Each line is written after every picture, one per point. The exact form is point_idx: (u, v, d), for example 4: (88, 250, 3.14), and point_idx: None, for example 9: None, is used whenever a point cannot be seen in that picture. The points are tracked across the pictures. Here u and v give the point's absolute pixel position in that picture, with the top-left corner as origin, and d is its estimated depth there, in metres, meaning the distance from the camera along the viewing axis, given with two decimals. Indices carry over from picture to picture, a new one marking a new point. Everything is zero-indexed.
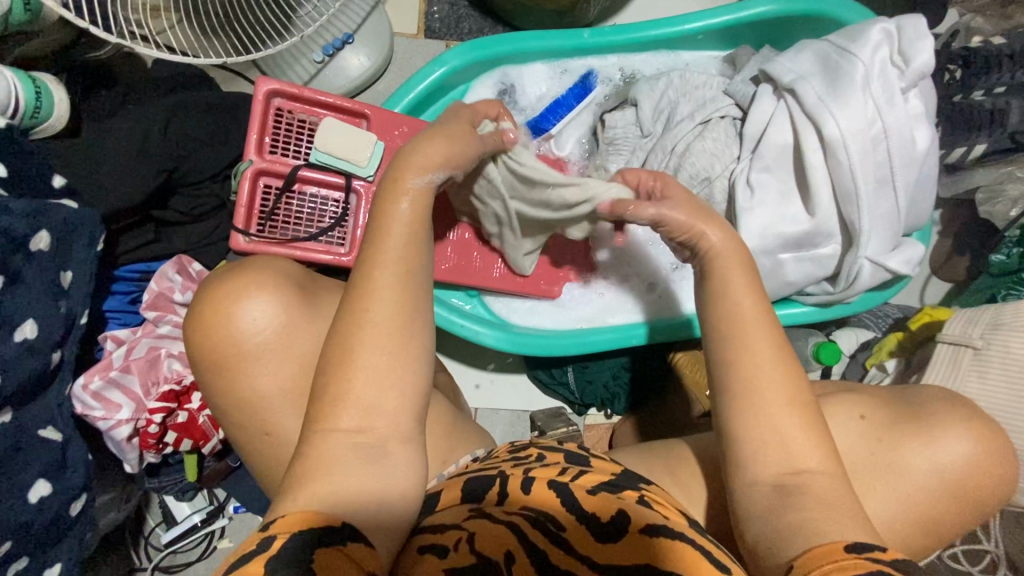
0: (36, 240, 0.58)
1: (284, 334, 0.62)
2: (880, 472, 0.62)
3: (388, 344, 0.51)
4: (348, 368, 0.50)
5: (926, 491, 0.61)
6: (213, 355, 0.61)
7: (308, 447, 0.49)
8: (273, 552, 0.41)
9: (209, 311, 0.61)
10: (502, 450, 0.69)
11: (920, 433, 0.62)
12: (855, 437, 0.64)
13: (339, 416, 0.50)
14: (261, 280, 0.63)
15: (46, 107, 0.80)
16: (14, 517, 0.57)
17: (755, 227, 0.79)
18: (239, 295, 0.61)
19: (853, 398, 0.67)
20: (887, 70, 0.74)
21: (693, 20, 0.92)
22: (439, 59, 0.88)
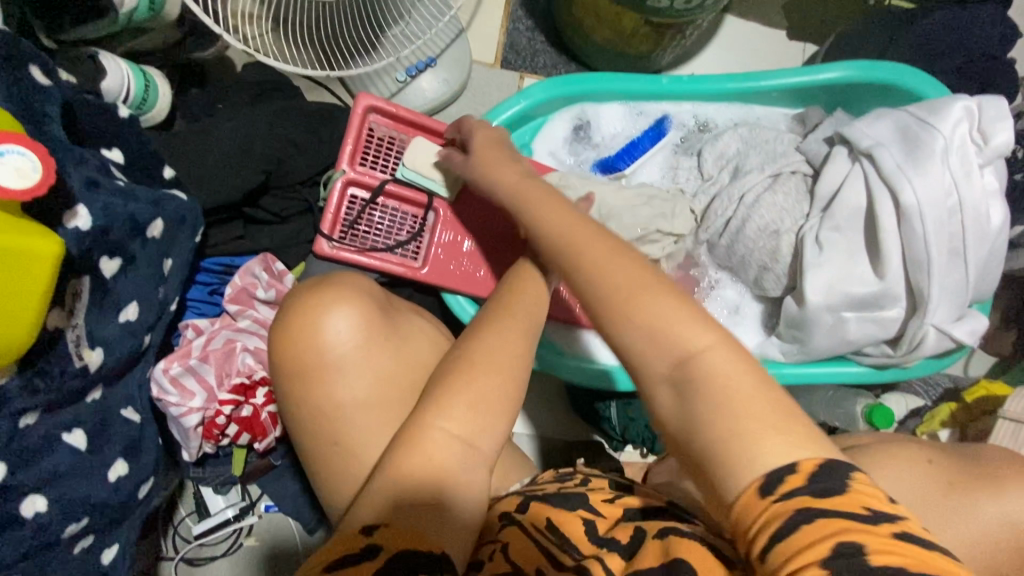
0: (152, 227, 0.59)
1: (366, 348, 0.63)
2: (952, 517, 0.62)
3: (508, 369, 0.57)
4: (469, 374, 0.55)
5: (996, 544, 0.61)
6: (303, 358, 0.62)
7: (413, 437, 0.52)
8: (381, 562, 0.42)
9: (300, 315, 0.63)
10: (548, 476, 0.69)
11: (992, 484, 0.63)
12: (924, 478, 0.65)
13: (452, 417, 0.53)
14: (346, 294, 0.64)
15: (151, 100, 0.85)
16: (95, 494, 0.57)
17: (820, 283, 0.81)
18: (328, 307, 0.63)
19: (918, 445, 0.68)
20: (966, 146, 0.76)
21: (772, 77, 0.95)
22: (525, 92, 0.91)
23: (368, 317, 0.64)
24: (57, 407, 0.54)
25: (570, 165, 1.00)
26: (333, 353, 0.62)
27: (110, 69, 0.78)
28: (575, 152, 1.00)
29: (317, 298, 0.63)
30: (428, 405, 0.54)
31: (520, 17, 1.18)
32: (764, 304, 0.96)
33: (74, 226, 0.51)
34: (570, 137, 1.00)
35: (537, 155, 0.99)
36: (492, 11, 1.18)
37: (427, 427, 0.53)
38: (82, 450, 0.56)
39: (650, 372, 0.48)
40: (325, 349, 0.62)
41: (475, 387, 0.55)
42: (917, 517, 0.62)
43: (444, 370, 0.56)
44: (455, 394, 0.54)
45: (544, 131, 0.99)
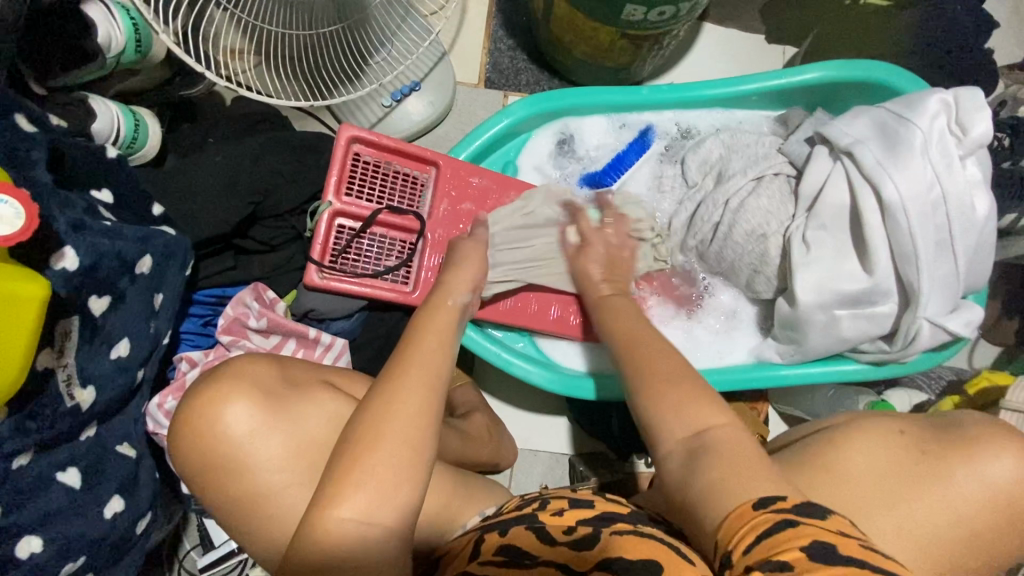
0: (140, 263, 0.60)
1: (261, 438, 0.60)
2: (927, 483, 0.61)
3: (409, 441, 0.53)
4: (361, 455, 0.52)
5: (974, 508, 0.60)
6: (205, 457, 0.60)
7: (312, 525, 0.51)
8: None
9: (191, 417, 0.60)
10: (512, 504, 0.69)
11: (963, 449, 0.62)
12: (895, 451, 0.64)
13: (344, 504, 0.51)
14: (232, 386, 0.61)
15: (142, 138, 0.87)
16: (91, 531, 0.57)
17: (809, 282, 0.81)
18: (217, 403, 0.60)
19: (888, 418, 0.67)
20: (944, 138, 0.76)
21: (750, 81, 0.96)
22: (506, 110, 0.93)
23: (265, 406, 0.61)
24: (51, 446, 0.55)
25: (556, 180, 1.00)
26: (229, 447, 0.60)
27: (99, 112, 0.80)
28: (560, 165, 1.00)
29: (213, 390, 0.60)
30: (328, 489, 0.52)
31: (501, 38, 1.20)
32: (757, 306, 0.96)
33: (60, 267, 0.52)
34: (555, 152, 1.00)
35: (522, 172, 1.00)
36: (473, 33, 1.20)
37: (325, 516, 0.51)
38: (76, 488, 0.56)
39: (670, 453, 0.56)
40: (223, 442, 0.60)
41: (371, 467, 0.52)
42: (888, 490, 0.62)
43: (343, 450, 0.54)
44: (345, 479, 0.51)
45: (529, 148, 1.00)
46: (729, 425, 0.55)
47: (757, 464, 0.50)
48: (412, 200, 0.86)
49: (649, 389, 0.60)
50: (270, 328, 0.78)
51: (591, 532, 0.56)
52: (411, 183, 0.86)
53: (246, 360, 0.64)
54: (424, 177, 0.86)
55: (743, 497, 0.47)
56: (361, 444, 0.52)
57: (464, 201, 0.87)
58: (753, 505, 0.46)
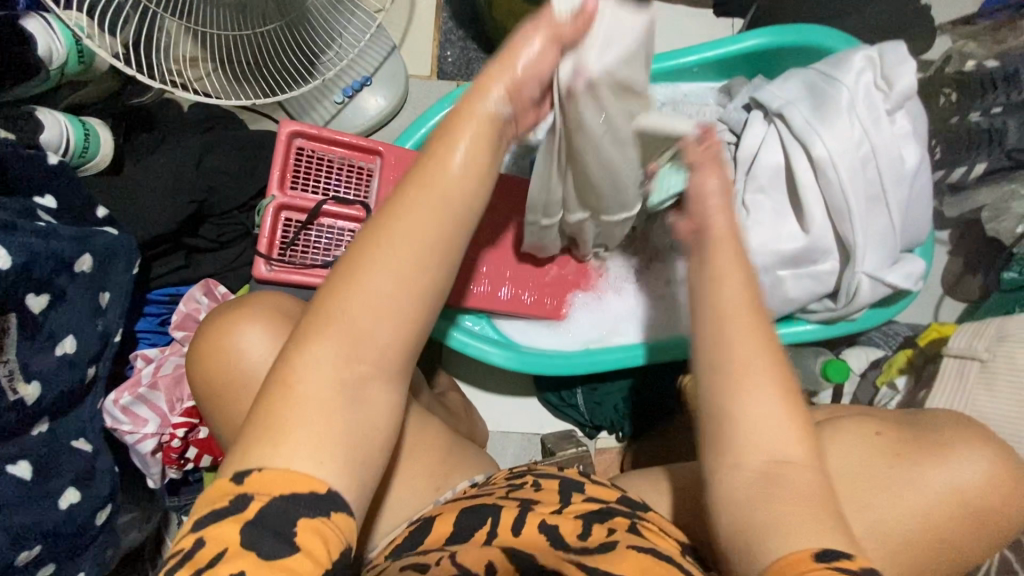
0: (80, 262, 0.62)
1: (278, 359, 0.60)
2: (901, 486, 0.63)
3: (404, 257, 0.43)
4: None
5: (940, 502, 0.62)
6: (221, 372, 0.61)
7: None
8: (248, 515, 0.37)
9: (210, 338, 0.62)
10: (501, 476, 0.67)
11: (936, 445, 0.64)
12: (875, 450, 0.65)
13: (316, 348, 0.41)
14: (255, 313, 0.62)
15: (93, 145, 0.89)
16: (45, 521, 0.60)
17: (750, 245, 0.82)
18: (238, 325, 0.61)
19: (866, 418, 0.68)
20: (871, 93, 0.77)
21: (689, 54, 0.98)
22: (449, 97, 0.94)
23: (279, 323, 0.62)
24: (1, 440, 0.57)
25: None
26: (243, 365, 0.60)
27: (48, 122, 0.82)
28: None
29: (228, 316, 0.62)
30: None
31: (451, 29, 1.22)
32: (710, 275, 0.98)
33: None
34: None
35: None
36: (423, 26, 1.21)
37: None
38: (26, 480, 0.59)
39: (737, 466, 0.47)
40: (240, 360, 0.61)
41: (362, 294, 0.42)
42: (862, 488, 0.63)
43: None
44: (327, 318, 0.42)
45: None
46: (809, 468, 0.46)
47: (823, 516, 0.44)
48: (359, 190, 0.87)
49: (731, 374, 0.47)
50: None
51: (603, 538, 0.54)
52: (358, 173, 0.88)
53: (268, 298, 0.65)
54: (370, 167, 0.88)
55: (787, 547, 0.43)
56: (337, 301, 0.42)
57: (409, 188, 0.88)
58: (815, 555, 0.42)
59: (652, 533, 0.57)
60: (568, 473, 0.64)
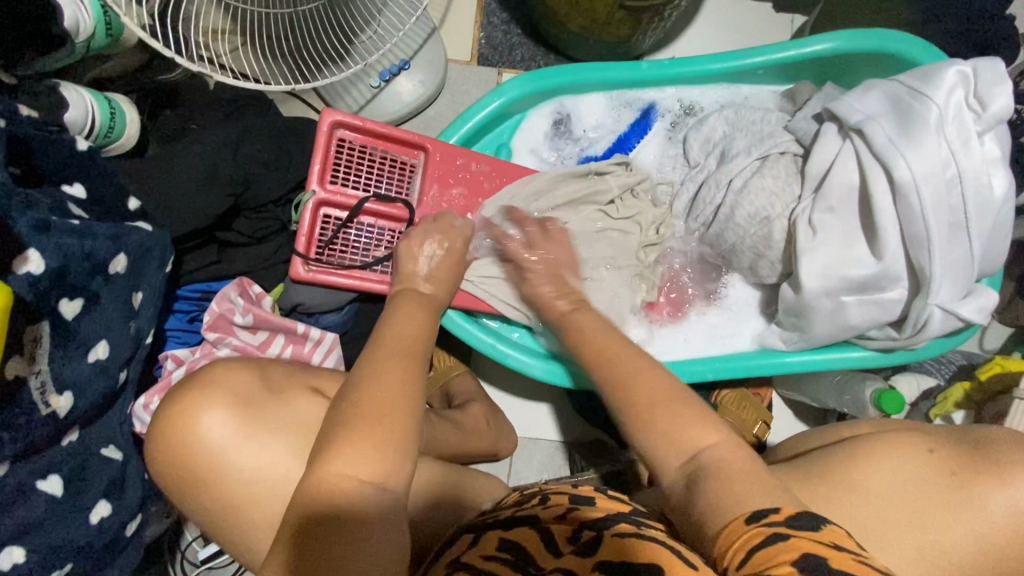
0: (114, 263, 0.58)
1: (241, 448, 0.56)
2: (954, 508, 0.58)
3: (399, 386, 0.52)
4: (357, 414, 0.50)
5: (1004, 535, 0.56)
6: (179, 467, 0.56)
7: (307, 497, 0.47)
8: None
9: (162, 431, 0.57)
10: (512, 499, 0.66)
11: (993, 472, 0.58)
12: (923, 469, 0.60)
13: (340, 457, 0.47)
14: (200, 397, 0.57)
15: (119, 126, 0.83)
16: (76, 538, 0.57)
17: (815, 268, 0.77)
18: (187, 415, 0.56)
19: (916, 433, 0.64)
20: (962, 114, 0.72)
21: (757, 54, 0.91)
22: (499, 90, 0.88)
23: (247, 411, 0.57)
24: (31, 454, 0.54)
25: (553, 163, 0.97)
26: (204, 456, 0.56)
27: (72, 100, 0.76)
28: (556, 147, 0.96)
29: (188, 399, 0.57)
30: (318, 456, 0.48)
31: (494, 11, 1.14)
32: (761, 290, 0.93)
33: (26, 272, 0.50)
34: (550, 133, 0.96)
35: (517, 155, 0.96)
36: (465, 7, 1.14)
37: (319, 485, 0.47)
38: (58, 496, 0.55)
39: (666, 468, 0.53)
40: (199, 454, 0.56)
41: (363, 417, 0.49)
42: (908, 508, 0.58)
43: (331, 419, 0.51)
44: (342, 435, 0.48)
45: (524, 129, 0.96)
46: (727, 444, 0.52)
47: (749, 481, 0.48)
48: (401, 186, 0.83)
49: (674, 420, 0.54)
50: (257, 324, 0.76)
51: (595, 534, 0.54)
52: (401, 168, 0.83)
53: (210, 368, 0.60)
54: (414, 162, 0.83)
55: (738, 512, 0.46)
56: (350, 419, 0.49)
57: (454, 186, 0.84)
58: (746, 519, 0.45)
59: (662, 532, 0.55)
60: (582, 488, 0.62)
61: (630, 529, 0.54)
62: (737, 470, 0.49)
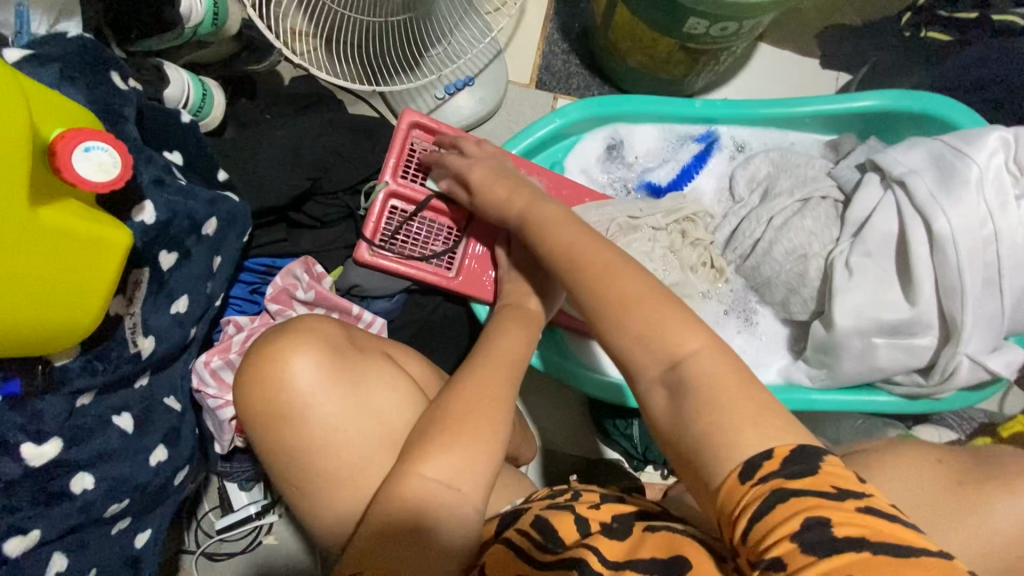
0: (208, 224, 0.63)
1: (324, 394, 0.62)
2: (964, 516, 0.60)
3: (491, 405, 0.59)
4: (452, 424, 0.58)
5: (1014, 542, 0.58)
6: (266, 403, 0.62)
7: (395, 484, 0.56)
8: None
9: (257, 368, 0.62)
10: (542, 494, 0.68)
11: (1006, 481, 0.61)
12: (932, 478, 0.63)
13: (429, 462, 0.56)
14: (300, 344, 0.63)
15: (207, 108, 0.90)
16: (137, 476, 0.60)
17: (849, 308, 0.81)
18: (284, 356, 0.62)
19: (926, 446, 0.66)
20: (1002, 176, 0.76)
21: (805, 104, 0.96)
22: (561, 111, 0.94)
23: (331, 362, 0.63)
24: (109, 390, 0.58)
25: (602, 184, 1.01)
26: (292, 394, 0.62)
27: (172, 78, 0.83)
28: (607, 170, 1.01)
29: (281, 344, 0.62)
30: (417, 448, 0.57)
31: (557, 40, 1.22)
32: (790, 328, 0.96)
33: (140, 220, 0.55)
34: (603, 156, 1.01)
35: (569, 173, 1.01)
36: (529, 34, 1.22)
37: (409, 475, 0.56)
38: (128, 433, 0.59)
39: (653, 380, 0.50)
40: (284, 390, 0.62)
41: (452, 431, 0.57)
42: (927, 519, 0.60)
43: (432, 418, 0.59)
44: (433, 444, 0.57)
45: (577, 150, 1.01)
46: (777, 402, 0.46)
47: (767, 425, 0.44)
48: None
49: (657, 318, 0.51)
50: (316, 301, 0.79)
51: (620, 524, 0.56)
52: None
53: (308, 324, 0.65)
54: None
55: (734, 461, 0.43)
56: (441, 425, 0.58)
57: None
58: (741, 473, 0.42)
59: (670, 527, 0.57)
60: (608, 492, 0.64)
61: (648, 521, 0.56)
62: (723, 387, 0.46)
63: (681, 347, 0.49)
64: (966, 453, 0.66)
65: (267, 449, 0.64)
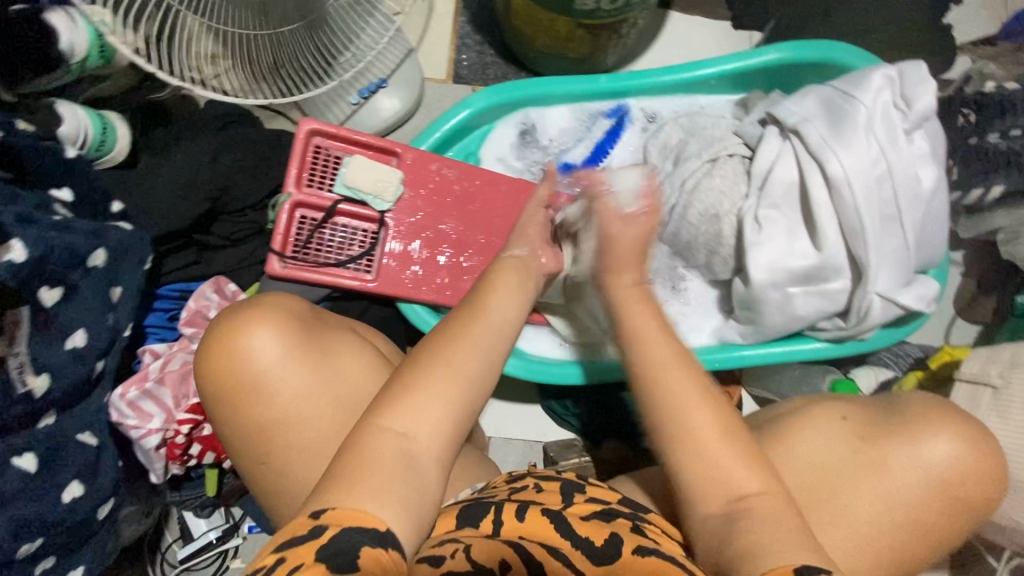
0: (93, 256, 0.63)
1: (289, 365, 0.63)
2: (866, 469, 0.65)
3: (460, 352, 0.58)
4: (419, 370, 0.56)
5: (913, 489, 0.63)
6: (224, 375, 0.62)
7: (361, 438, 0.53)
8: (325, 540, 0.45)
9: (220, 343, 0.63)
10: (501, 480, 0.71)
11: (905, 434, 0.65)
12: (839, 436, 0.67)
13: (393, 414, 0.54)
14: (266, 315, 0.64)
15: (110, 142, 0.88)
16: (47, 512, 0.62)
17: (762, 261, 0.81)
18: (249, 330, 0.63)
19: (833, 403, 0.70)
20: (890, 113, 0.77)
21: (707, 66, 0.97)
22: (465, 101, 0.94)
23: (296, 335, 0.64)
24: (14, 429, 0.60)
25: (519, 170, 1.02)
26: (256, 368, 0.62)
27: (63, 113, 0.81)
28: (523, 155, 1.02)
29: (247, 315, 0.64)
30: (382, 402, 0.55)
31: (469, 33, 1.22)
32: (718, 288, 0.96)
33: (8, 258, 0.55)
34: (517, 142, 1.02)
35: (484, 163, 1.01)
36: (441, 29, 1.22)
37: (375, 427, 0.53)
38: (31, 472, 0.61)
39: (704, 517, 0.58)
40: (248, 364, 0.62)
41: (414, 397, 0.55)
42: (837, 477, 0.65)
43: (398, 370, 0.57)
44: (397, 402, 0.54)
45: (491, 139, 1.01)
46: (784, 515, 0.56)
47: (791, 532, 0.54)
48: None
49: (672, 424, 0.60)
50: None
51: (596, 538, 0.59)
52: None
53: (277, 300, 0.67)
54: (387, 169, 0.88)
55: (778, 563, 0.50)
56: (408, 375, 0.56)
57: (420, 191, 0.88)
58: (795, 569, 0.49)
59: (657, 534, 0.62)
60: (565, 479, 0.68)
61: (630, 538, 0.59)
62: (760, 532, 0.54)
63: (745, 486, 0.57)
64: (871, 406, 0.70)
65: (232, 425, 0.64)
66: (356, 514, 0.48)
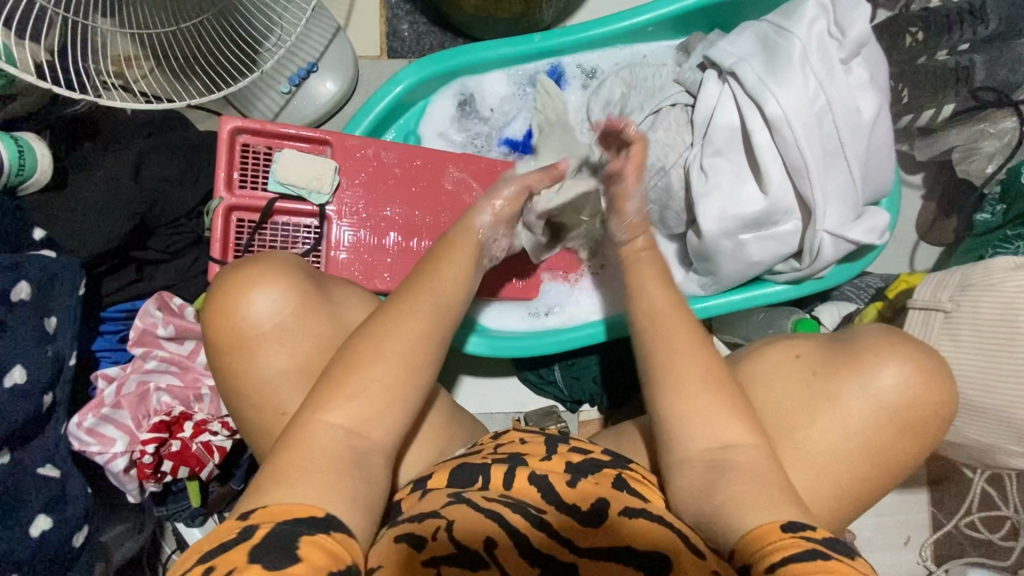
0: (17, 290, 0.65)
1: (286, 325, 0.63)
2: (819, 403, 0.65)
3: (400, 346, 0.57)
4: (359, 365, 0.55)
5: (863, 420, 0.64)
6: (235, 328, 0.63)
7: (294, 438, 0.52)
8: (256, 540, 0.43)
9: (224, 299, 0.63)
10: (489, 438, 0.68)
11: (854, 366, 0.65)
12: (793, 376, 0.67)
13: (325, 419, 0.53)
14: (266, 277, 0.64)
15: (30, 164, 0.72)
16: (17, 549, 0.63)
17: (712, 211, 0.80)
18: (247, 291, 0.63)
19: (787, 341, 0.70)
20: (825, 43, 0.76)
21: (642, 13, 0.93)
22: (396, 77, 0.90)
23: (294, 301, 0.64)
24: None
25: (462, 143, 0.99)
26: (254, 326, 0.63)
27: None
28: (464, 127, 0.98)
29: (252, 277, 0.63)
30: (317, 401, 0.54)
31: (398, 3, 1.16)
32: (676, 242, 0.91)
33: None
34: (457, 114, 0.98)
35: (426, 140, 0.98)
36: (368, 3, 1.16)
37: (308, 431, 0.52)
38: None
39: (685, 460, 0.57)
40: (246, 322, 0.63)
41: (363, 372, 0.55)
42: (792, 415, 0.65)
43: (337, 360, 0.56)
44: (341, 387, 0.54)
45: (429, 114, 0.98)
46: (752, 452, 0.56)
47: (776, 491, 0.53)
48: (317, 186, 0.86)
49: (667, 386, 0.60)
50: (180, 333, 0.81)
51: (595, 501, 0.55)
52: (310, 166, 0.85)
53: (279, 259, 0.67)
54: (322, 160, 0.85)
55: (777, 517, 0.50)
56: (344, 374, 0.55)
57: (356, 177, 0.85)
58: (783, 526, 0.49)
59: (639, 482, 0.60)
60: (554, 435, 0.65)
61: (629, 505, 0.55)
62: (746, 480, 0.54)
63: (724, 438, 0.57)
64: (823, 338, 0.70)
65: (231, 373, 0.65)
66: (288, 509, 0.46)
